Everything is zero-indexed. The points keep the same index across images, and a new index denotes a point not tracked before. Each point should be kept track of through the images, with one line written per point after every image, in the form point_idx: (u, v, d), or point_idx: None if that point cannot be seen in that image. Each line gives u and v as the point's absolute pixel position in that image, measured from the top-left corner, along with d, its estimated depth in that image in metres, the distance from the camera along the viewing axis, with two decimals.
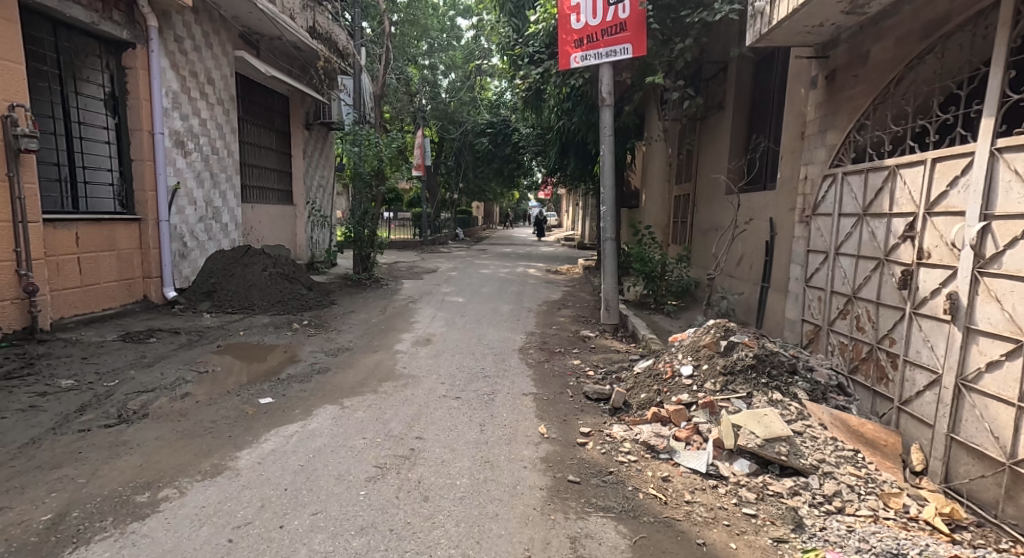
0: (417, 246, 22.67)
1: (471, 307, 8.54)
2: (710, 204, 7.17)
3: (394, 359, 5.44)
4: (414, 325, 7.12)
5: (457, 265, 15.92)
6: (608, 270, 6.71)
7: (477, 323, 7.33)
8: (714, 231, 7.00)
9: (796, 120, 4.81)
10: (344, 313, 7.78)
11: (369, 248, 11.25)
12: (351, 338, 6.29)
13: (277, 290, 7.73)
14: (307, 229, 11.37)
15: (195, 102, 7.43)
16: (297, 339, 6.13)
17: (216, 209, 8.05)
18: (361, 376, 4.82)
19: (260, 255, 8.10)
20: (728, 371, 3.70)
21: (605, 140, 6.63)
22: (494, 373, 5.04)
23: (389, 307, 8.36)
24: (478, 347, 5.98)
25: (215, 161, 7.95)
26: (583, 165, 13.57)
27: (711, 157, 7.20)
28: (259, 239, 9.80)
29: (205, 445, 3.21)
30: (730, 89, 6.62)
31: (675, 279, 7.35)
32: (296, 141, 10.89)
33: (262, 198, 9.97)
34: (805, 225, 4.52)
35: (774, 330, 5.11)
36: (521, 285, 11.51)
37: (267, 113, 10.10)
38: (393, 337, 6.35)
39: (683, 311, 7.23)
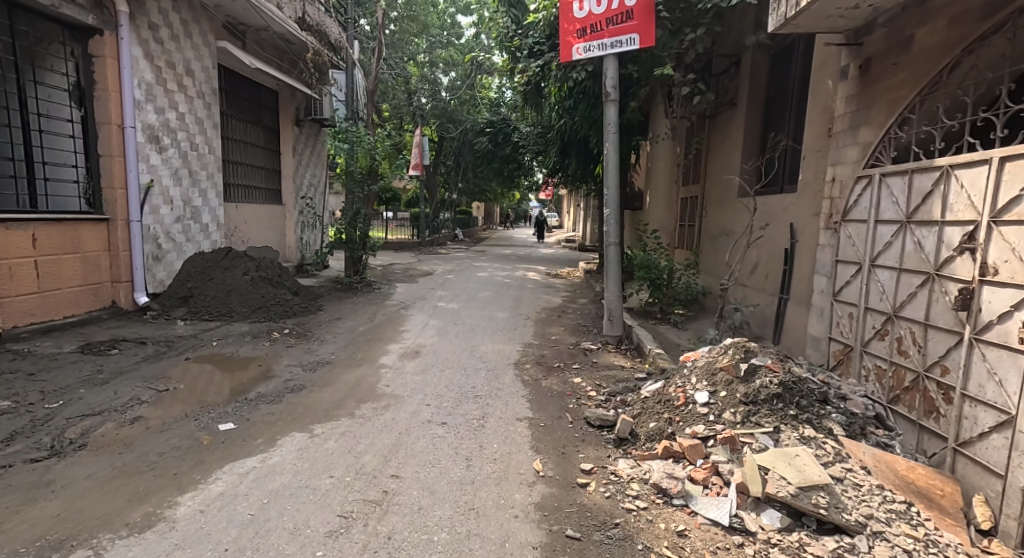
0: (414, 247, 22.19)
1: (465, 315, 8.08)
2: (721, 207, 6.70)
3: (378, 374, 4.98)
4: (403, 334, 6.67)
5: (455, 268, 15.46)
6: (611, 278, 6.26)
7: (471, 332, 6.87)
8: (726, 236, 6.53)
9: (822, 115, 4.36)
10: (329, 321, 7.32)
11: (361, 250, 10.81)
12: (334, 350, 5.83)
13: (259, 294, 7.28)
14: (297, 230, 10.93)
15: (172, 95, 6.98)
16: (275, 350, 5.68)
17: (196, 208, 7.59)
18: (338, 396, 4.36)
19: (242, 257, 7.65)
20: (750, 400, 3.23)
21: (608, 138, 6.18)
22: (486, 392, 4.57)
23: (378, 314, 7.90)
24: (471, 361, 5.53)
25: (194, 158, 7.50)
26: (585, 165, 13.11)
27: (722, 157, 6.75)
28: (245, 240, 9.36)
29: (141, 487, 2.76)
30: (743, 84, 6.18)
31: (682, 287, 6.90)
32: (285, 138, 10.44)
33: (249, 197, 9.52)
34: (833, 233, 4.06)
35: (794, 346, 4.65)
36: (520, 290, 11.04)
37: (254, 108, 9.65)
38: (378, 349, 5.89)
39: (691, 322, 6.77)
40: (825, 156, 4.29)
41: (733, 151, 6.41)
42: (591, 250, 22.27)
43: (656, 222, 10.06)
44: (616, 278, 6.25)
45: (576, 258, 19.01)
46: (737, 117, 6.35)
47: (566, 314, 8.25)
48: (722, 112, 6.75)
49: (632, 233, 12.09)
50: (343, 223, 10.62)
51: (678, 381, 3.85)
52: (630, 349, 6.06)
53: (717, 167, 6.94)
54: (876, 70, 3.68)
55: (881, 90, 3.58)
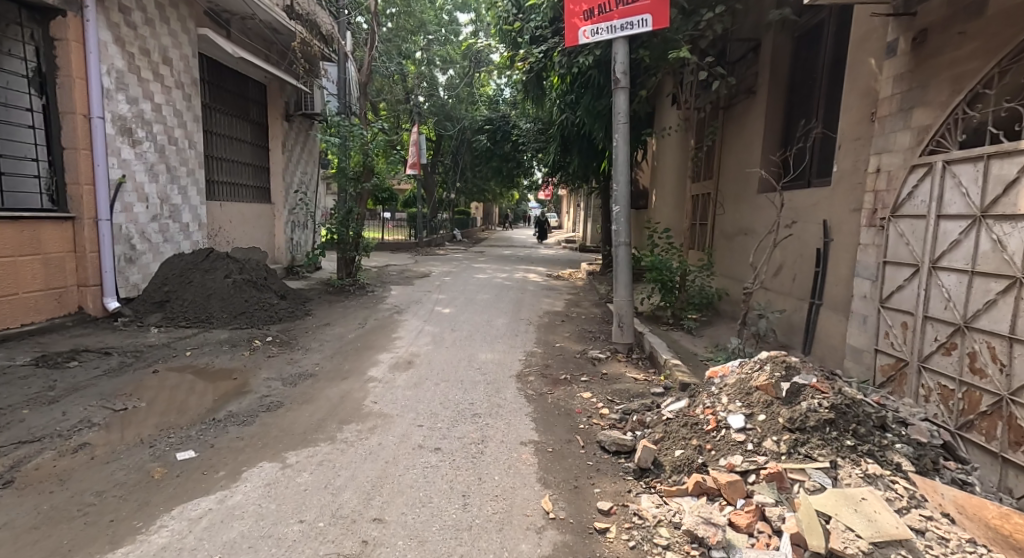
0: (411, 248, 21.69)
1: (463, 320, 7.60)
2: (739, 205, 6.25)
3: (365, 389, 4.50)
4: (396, 342, 6.19)
5: (453, 269, 14.96)
6: (621, 282, 5.79)
7: (468, 340, 6.39)
8: (745, 235, 6.07)
9: (862, 98, 3.89)
10: (317, 327, 6.84)
11: (353, 251, 10.31)
12: (319, 360, 5.34)
13: (242, 298, 6.78)
14: (287, 231, 10.45)
15: (147, 84, 6.49)
16: (254, 361, 5.20)
17: (174, 207, 7.10)
18: (319, 415, 3.88)
19: (224, 259, 7.17)
20: (796, 427, 2.75)
21: (618, 128, 5.70)
22: (485, 410, 4.09)
23: (370, 320, 7.41)
24: (468, 372, 5.04)
25: (172, 153, 7.01)
26: (587, 162, 12.63)
27: (739, 150, 6.30)
28: (230, 241, 8.87)
29: (65, 541, 2.28)
30: (764, 70, 5.73)
31: (696, 290, 6.42)
32: (274, 134, 9.98)
33: (234, 195, 9.02)
34: (879, 231, 3.59)
35: (829, 358, 4.17)
36: (520, 292, 10.55)
37: (240, 101, 9.16)
38: (368, 359, 5.40)
39: (707, 328, 6.28)
40: (867, 144, 3.82)
41: (752, 144, 5.96)
42: (592, 251, 21.79)
43: (663, 222, 9.62)
44: (627, 282, 5.77)
45: (577, 259, 18.53)
46: (755, 107, 5.90)
47: (571, 320, 7.76)
48: (738, 103, 6.31)
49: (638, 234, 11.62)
50: (334, 222, 10.12)
51: (706, 400, 3.36)
52: (642, 359, 5.58)
53: (732, 162, 6.48)
54: (934, 43, 3.21)
55: (943, 64, 3.12)
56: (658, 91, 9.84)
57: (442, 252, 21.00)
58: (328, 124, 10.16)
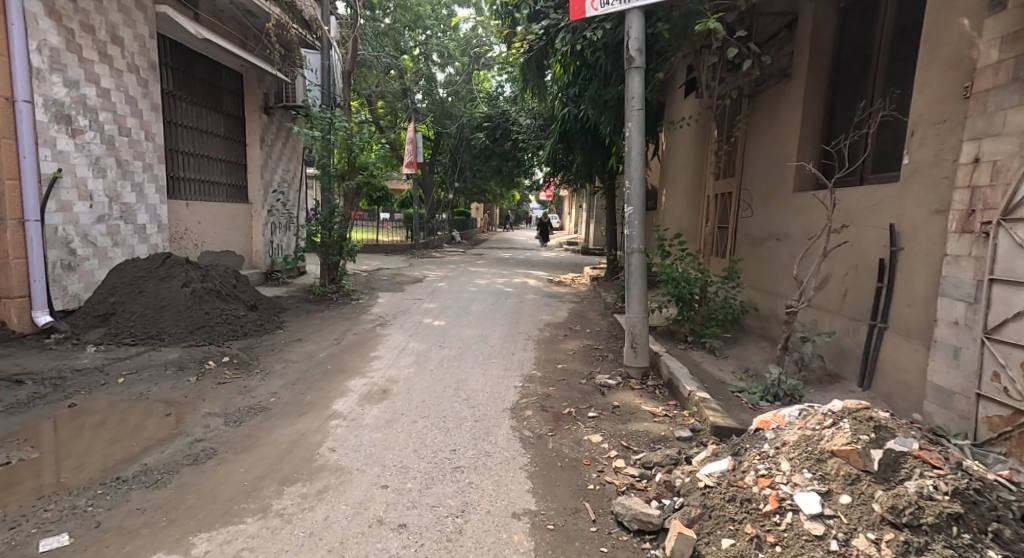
0: (407, 250, 20.86)
1: (454, 335, 6.78)
2: (769, 205, 5.46)
3: (324, 429, 3.68)
4: (374, 363, 5.37)
5: (449, 274, 14.14)
6: (634, 295, 4.96)
7: (457, 360, 5.57)
8: (777, 240, 5.28)
9: (947, 71, 3.08)
10: (286, 344, 6.03)
11: (336, 257, 9.42)
12: (278, 387, 4.52)
13: (201, 311, 5.95)
14: (266, 233, 9.64)
15: (91, 66, 5.70)
16: (200, 388, 4.39)
17: (127, 206, 6.29)
18: (257, 470, 3.06)
19: (184, 266, 6.37)
20: (904, 523, 1.95)
21: (632, 115, 4.88)
22: (469, 463, 3.27)
23: (348, 335, 6.59)
24: (453, 406, 4.22)
25: (124, 145, 6.20)
26: (592, 160, 11.82)
27: (770, 144, 5.50)
28: (199, 244, 8.07)
29: None
30: (802, 50, 4.93)
31: (719, 303, 5.62)
32: (251, 127, 9.20)
33: (204, 194, 8.22)
34: (979, 241, 2.78)
35: (899, 397, 3.36)
36: (519, 301, 9.73)
37: (212, 91, 8.37)
38: (336, 387, 4.59)
39: (732, 349, 5.45)
40: (957, 128, 3.00)
41: (785, 135, 5.18)
42: (594, 254, 20.97)
43: (675, 225, 8.81)
44: (643, 295, 4.97)
45: (579, 262, 17.69)
46: (790, 93, 5.11)
47: (574, 335, 6.94)
48: (769, 91, 5.52)
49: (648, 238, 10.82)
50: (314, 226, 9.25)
51: (756, 464, 2.52)
52: (660, 387, 4.75)
53: (759, 158, 5.71)
54: None
55: None
56: (671, 81, 9.02)
57: (439, 254, 20.21)
58: (306, 115, 9.23)
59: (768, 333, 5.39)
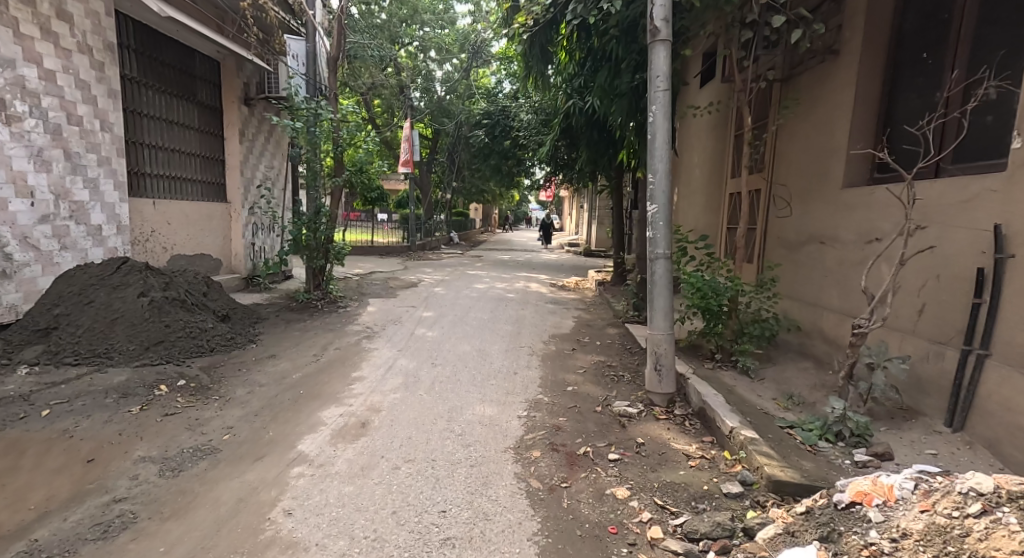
0: (403, 252, 20.14)
1: (448, 349, 6.07)
2: (810, 203, 4.75)
3: (281, 481, 2.95)
4: (355, 386, 4.67)
5: (446, 277, 13.42)
6: (659, 309, 4.25)
7: (452, 383, 4.86)
8: (821, 244, 4.57)
9: None
10: (257, 361, 5.30)
11: (323, 260, 8.73)
12: (236, 420, 3.79)
13: (159, 324, 5.22)
14: (247, 234, 8.93)
15: (31, 43, 5.00)
16: (142, 421, 3.65)
17: (79, 204, 5.56)
18: (183, 548, 2.34)
19: (143, 273, 5.64)
20: None
21: (656, 96, 4.17)
22: (463, 534, 2.55)
23: (330, 350, 5.87)
24: (444, 445, 3.50)
25: (74, 135, 5.47)
26: (598, 156, 11.14)
27: (809, 133, 4.80)
28: (169, 247, 7.35)
29: None
30: (854, 22, 4.23)
31: (751, 315, 4.92)
32: (230, 120, 8.48)
33: (175, 192, 7.51)
34: None
35: (1010, 446, 2.65)
36: (521, 308, 9.02)
37: (185, 79, 7.65)
38: (306, 419, 3.86)
39: (767, 369, 4.72)
40: None
41: (830, 121, 4.48)
42: (597, 256, 20.24)
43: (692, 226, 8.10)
44: (670, 308, 4.25)
45: (582, 265, 17.00)
46: (838, 72, 4.41)
47: (582, 351, 6.20)
48: (809, 72, 4.82)
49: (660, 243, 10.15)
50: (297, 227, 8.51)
51: None
52: (689, 418, 4.04)
53: (795, 148, 5.01)
54: None
55: None
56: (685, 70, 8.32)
57: (436, 256, 19.50)
58: (287, 107, 8.46)
59: (809, 351, 4.67)
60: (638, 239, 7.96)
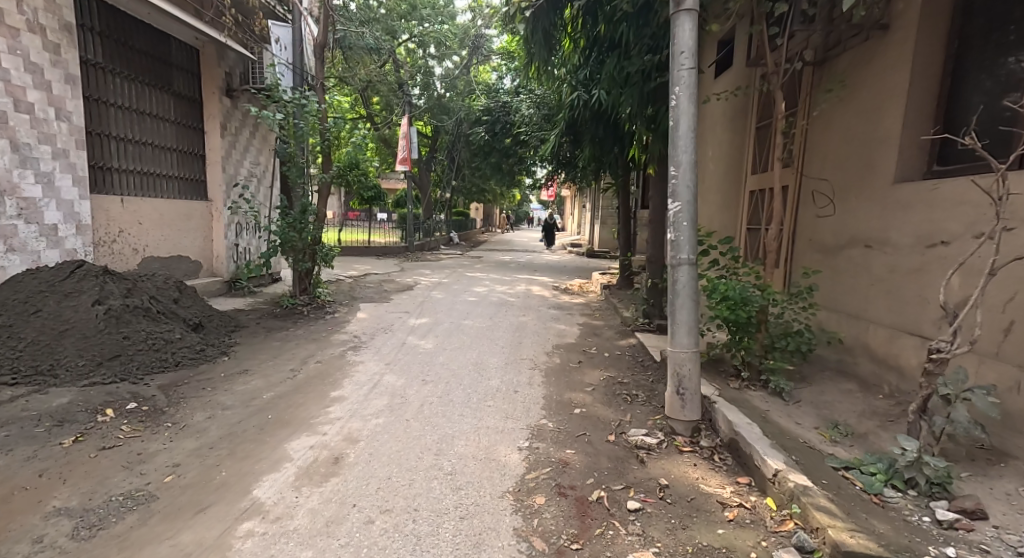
0: (400, 253, 19.59)
1: (440, 363, 5.51)
2: (852, 201, 4.17)
3: (224, 544, 2.38)
4: (333, 409, 4.10)
5: (444, 280, 12.86)
6: (682, 324, 3.67)
7: (443, 405, 4.29)
8: (866, 248, 4.00)
9: None
10: (226, 378, 4.73)
11: (309, 263, 8.17)
12: (186, 455, 3.21)
13: (116, 336, 4.66)
14: (230, 235, 8.38)
15: None
16: (71, 458, 3.08)
17: (30, 202, 5.00)
18: None
19: (102, 278, 5.09)
20: None
21: (679, 75, 3.60)
22: None
23: (310, 363, 5.31)
24: (430, 490, 2.94)
25: (23, 124, 4.91)
26: (603, 152, 10.60)
27: (849, 121, 4.23)
28: (141, 249, 6.79)
29: None
30: None
31: (783, 328, 4.35)
32: (210, 113, 7.91)
33: (148, 190, 6.97)
34: None
35: None
36: (522, 314, 8.45)
37: (158, 67, 7.10)
38: (270, 454, 3.29)
39: (802, 390, 4.14)
40: None
41: (878, 106, 3.90)
42: (599, 257, 19.67)
43: (709, 226, 7.52)
44: (695, 322, 3.68)
45: (584, 267, 16.45)
46: (887, 51, 3.84)
47: (589, 366, 5.63)
48: (849, 53, 4.25)
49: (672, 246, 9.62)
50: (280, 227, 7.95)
51: None
52: (718, 452, 3.47)
53: (832, 140, 4.43)
54: None
55: None
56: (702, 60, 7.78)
57: (434, 257, 18.95)
58: (270, 98, 7.87)
59: (851, 371, 4.09)
60: (648, 241, 7.39)
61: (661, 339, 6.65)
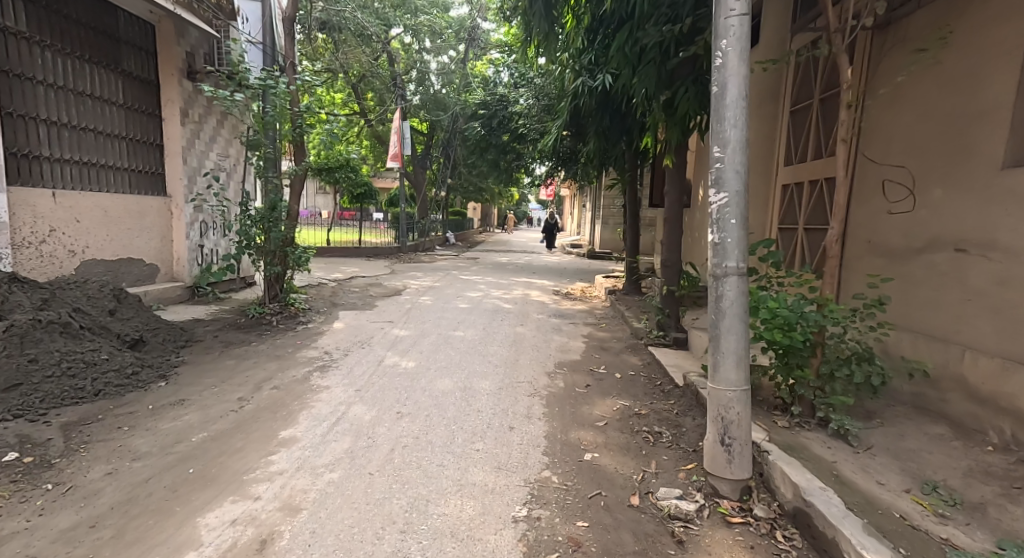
0: (392, 254, 18.72)
1: (422, 388, 4.63)
2: (936, 193, 3.31)
3: None
4: (278, 457, 3.23)
5: (436, 283, 11.99)
6: (728, 353, 2.81)
7: (420, 450, 3.42)
8: (958, 253, 3.14)
9: None
10: (155, 411, 3.84)
11: (280, 267, 7.26)
12: (49, 542, 2.32)
13: (16, 361, 3.80)
14: (192, 235, 7.50)
15: None
16: None
17: None
18: None
19: (6, 288, 4.29)
20: None
21: (726, 24, 2.71)
22: None
23: (264, 390, 4.43)
24: None
25: None
26: (609, 142, 9.76)
27: (929, 94, 3.36)
28: (80, 250, 5.91)
29: None
30: None
31: (845, 353, 3.48)
32: (169, 97, 7.05)
33: (91, 183, 6.11)
34: None
35: None
36: (520, 325, 7.58)
37: (101, 43, 6.23)
38: (170, 535, 2.40)
39: (874, 432, 3.26)
40: None
41: (974, 70, 3.03)
42: (601, 258, 18.85)
43: None
44: (748, 352, 2.81)
45: (585, 269, 15.60)
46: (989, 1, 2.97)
47: (599, 394, 4.75)
48: (928, 8, 3.38)
49: (687, 250, 8.88)
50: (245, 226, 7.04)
51: None
52: (781, 526, 2.60)
53: (903, 118, 3.57)
54: None
55: None
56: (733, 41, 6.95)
57: (428, 259, 18.06)
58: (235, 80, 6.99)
59: (938, 410, 3.22)
60: (663, 244, 6.53)
61: (679, 357, 5.78)
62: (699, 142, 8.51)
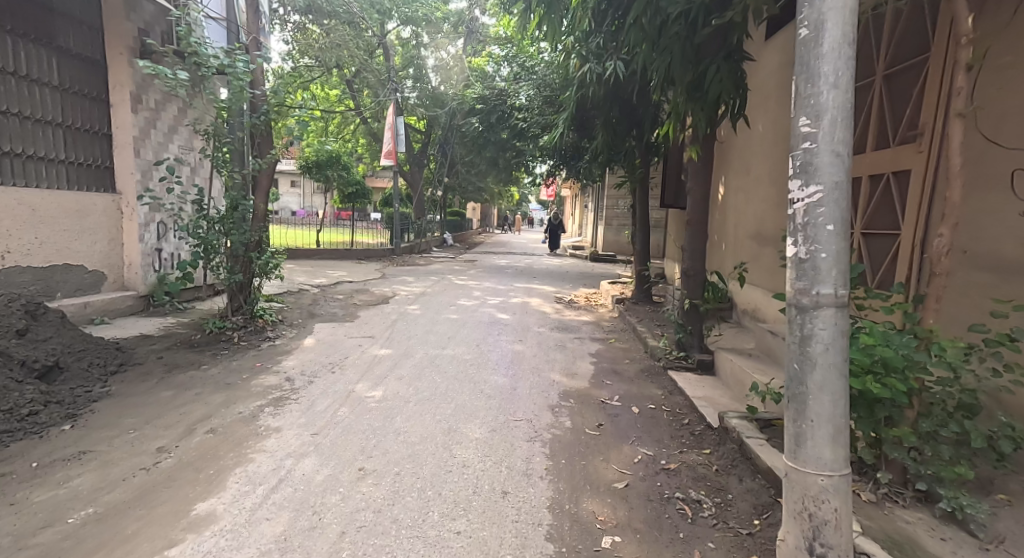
0: (385, 257, 17.84)
1: (396, 433, 3.74)
2: None
3: None
4: (178, 553, 2.32)
5: (427, 289, 11.11)
6: (821, 420, 1.90)
7: (379, 538, 2.52)
8: None
9: None
10: (38, 470, 2.95)
11: (244, 275, 6.35)
12: None
13: None
14: (147, 239, 6.61)
15: None
16: None
17: None
18: None
19: None
20: None
21: None
22: None
23: (197, 434, 3.54)
24: None
25: None
26: (620, 136, 8.87)
27: None
28: None
29: None
30: None
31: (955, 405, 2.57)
32: (118, 80, 6.18)
33: (15, 176, 5.24)
34: None
35: None
36: (518, 343, 6.69)
37: (28, 14, 5.35)
38: None
39: (1004, 519, 2.39)
40: None
41: None
42: (604, 261, 18.00)
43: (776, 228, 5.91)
44: (848, 419, 1.91)
45: (588, 274, 14.68)
46: None
47: (614, 442, 3.85)
48: None
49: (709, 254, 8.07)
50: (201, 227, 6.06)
51: None
52: None
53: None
54: None
55: None
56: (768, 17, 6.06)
57: (423, 261, 17.19)
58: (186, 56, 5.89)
59: None
60: (685, 250, 5.63)
61: (706, 387, 4.89)
62: (725, 134, 7.64)
